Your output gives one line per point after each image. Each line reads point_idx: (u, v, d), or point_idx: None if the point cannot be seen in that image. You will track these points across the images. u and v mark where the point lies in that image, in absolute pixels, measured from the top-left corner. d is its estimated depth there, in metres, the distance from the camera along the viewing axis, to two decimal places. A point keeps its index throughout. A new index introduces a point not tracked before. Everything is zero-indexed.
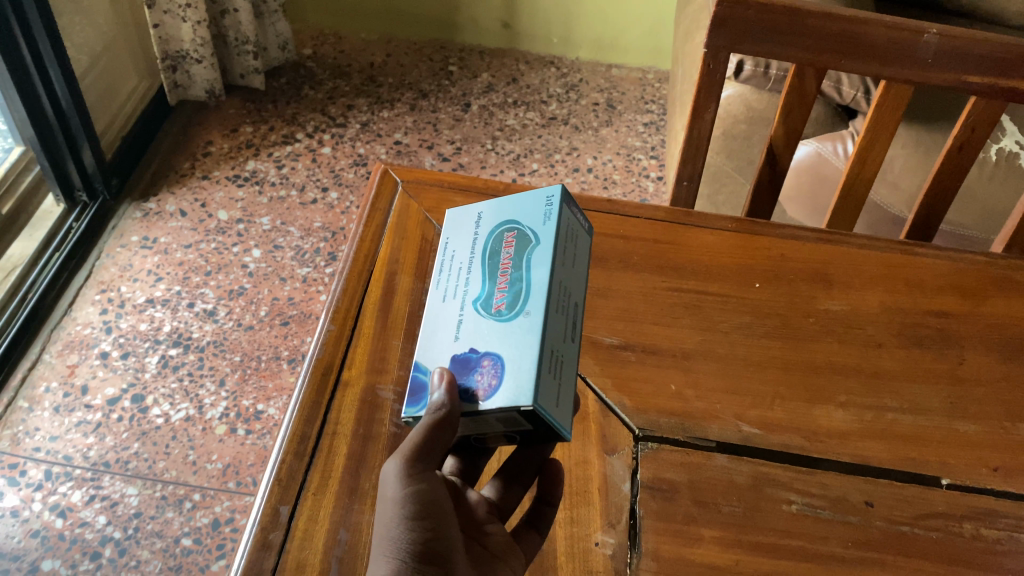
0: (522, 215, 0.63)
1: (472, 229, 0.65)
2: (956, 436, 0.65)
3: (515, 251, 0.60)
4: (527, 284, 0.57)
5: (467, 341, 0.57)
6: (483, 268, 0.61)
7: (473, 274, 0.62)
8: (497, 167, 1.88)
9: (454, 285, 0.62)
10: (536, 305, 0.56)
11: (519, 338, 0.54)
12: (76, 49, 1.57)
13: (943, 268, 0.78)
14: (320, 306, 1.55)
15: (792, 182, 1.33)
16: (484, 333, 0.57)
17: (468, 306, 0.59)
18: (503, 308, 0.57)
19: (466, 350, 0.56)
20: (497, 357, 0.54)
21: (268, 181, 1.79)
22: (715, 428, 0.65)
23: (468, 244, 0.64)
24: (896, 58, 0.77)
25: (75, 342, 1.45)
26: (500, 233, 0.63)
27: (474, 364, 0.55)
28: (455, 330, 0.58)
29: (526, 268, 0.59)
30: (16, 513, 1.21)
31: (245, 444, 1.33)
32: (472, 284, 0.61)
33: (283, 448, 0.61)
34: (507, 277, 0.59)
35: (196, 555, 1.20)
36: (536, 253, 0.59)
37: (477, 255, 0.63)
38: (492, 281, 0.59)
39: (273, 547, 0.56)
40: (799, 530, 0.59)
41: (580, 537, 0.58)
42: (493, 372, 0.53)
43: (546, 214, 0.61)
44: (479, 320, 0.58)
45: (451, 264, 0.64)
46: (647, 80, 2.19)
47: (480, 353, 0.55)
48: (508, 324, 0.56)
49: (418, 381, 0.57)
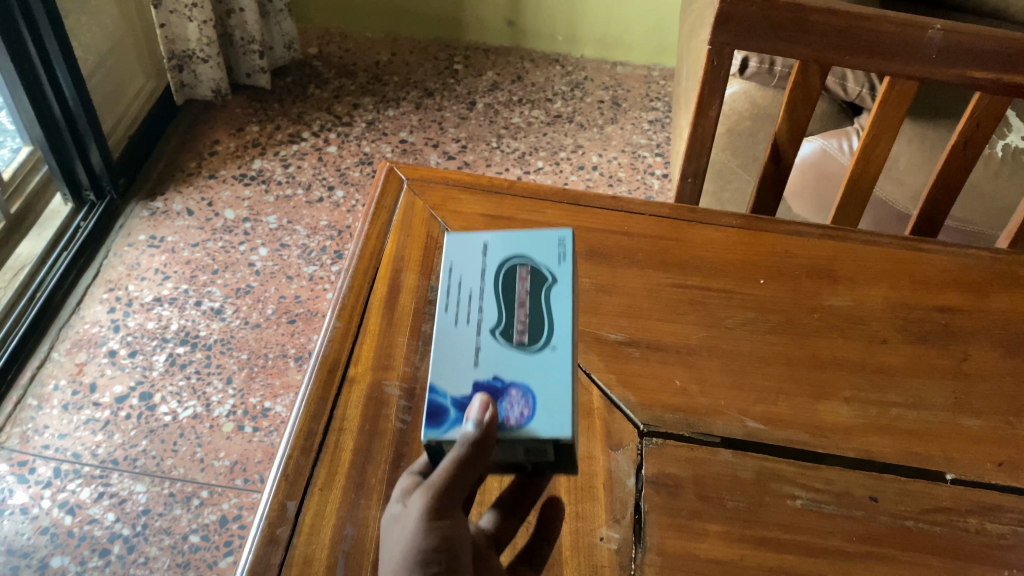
0: (533, 253, 0.65)
1: (477, 258, 0.65)
2: (960, 430, 0.65)
3: (532, 287, 0.62)
4: (551, 320, 0.59)
5: (488, 369, 0.57)
6: (497, 298, 0.62)
7: (486, 301, 0.62)
8: (502, 166, 1.88)
9: (466, 311, 0.61)
10: (562, 342, 0.58)
11: (548, 371, 0.56)
12: (83, 48, 1.58)
13: (948, 264, 0.78)
14: (326, 304, 1.56)
15: (797, 178, 1.32)
16: (509, 362, 0.57)
17: (485, 334, 0.59)
18: (527, 341, 0.58)
19: (490, 377, 0.56)
20: (526, 387, 0.55)
21: (275, 180, 1.80)
22: (720, 424, 0.65)
23: (475, 273, 0.64)
24: (900, 55, 0.77)
25: (84, 340, 1.46)
26: (511, 266, 0.64)
27: (501, 392, 0.55)
28: (472, 356, 0.58)
29: (548, 305, 0.61)
30: (25, 510, 1.22)
31: (253, 442, 1.34)
32: (487, 313, 0.61)
33: (290, 444, 0.62)
34: (528, 312, 0.60)
35: (203, 553, 1.21)
36: (556, 291, 0.62)
37: (488, 284, 0.63)
38: (511, 313, 0.60)
39: (280, 541, 0.57)
40: (803, 524, 0.59)
41: (585, 532, 0.58)
42: (524, 402, 0.54)
43: (560, 257, 0.64)
44: (500, 348, 0.58)
45: (459, 289, 0.63)
46: (652, 77, 2.19)
47: (506, 383, 0.55)
48: (534, 355, 0.57)
49: (438, 401, 0.54)
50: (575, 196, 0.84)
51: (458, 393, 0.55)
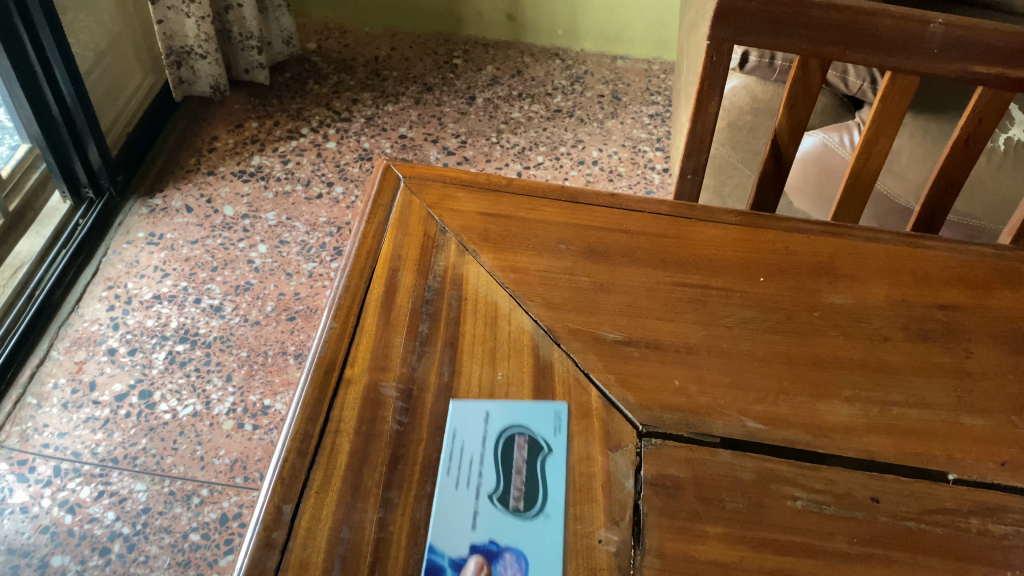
0: (532, 421, 0.64)
1: (479, 419, 0.64)
2: (962, 430, 0.65)
3: (529, 455, 0.62)
4: (546, 488, 0.60)
5: (484, 534, 0.58)
6: (495, 466, 0.62)
7: (486, 467, 0.62)
8: (501, 161, 1.88)
9: (465, 473, 0.61)
10: (556, 510, 0.59)
11: (540, 542, 0.57)
12: (80, 45, 1.57)
13: (950, 260, 0.77)
14: (326, 300, 1.55)
15: (797, 173, 1.31)
16: (505, 529, 0.58)
17: (482, 499, 0.60)
18: (522, 508, 0.59)
19: (485, 541, 0.57)
20: (520, 552, 0.57)
21: (274, 176, 1.79)
22: (720, 424, 0.64)
23: (476, 435, 0.63)
24: (902, 49, 0.76)
25: (83, 339, 1.45)
26: (510, 433, 0.64)
27: (495, 556, 0.56)
28: (470, 518, 0.58)
29: (543, 477, 0.61)
30: (25, 509, 1.22)
31: (253, 439, 1.34)
32: (485, 477, 0.61)
33: (286, 447, 0.61)
34: (524, 481, 0.61)
35: (204, 551, 1.20)
36: (551, 461, 0.62)
37: (488, 450, 0.63)
38: (509, 483, 0.61)
39: (276, 545, 0.56)
40: (803, 525, 0.59)
41: (583, 534, 0.58)
42: (517, 567, 0.56)
43: (557, 426, 0.64)
44: (497, 516, 0.59)
45: (461, 453, 0.62)
46: (652, 71, 2.18)
47: (500, 547, 0.57)
48: (528, 523, 0.58)
49: (435, 559, 0.56)
50: (573, 193, 0.83)
51: (455, 553, 0.56)
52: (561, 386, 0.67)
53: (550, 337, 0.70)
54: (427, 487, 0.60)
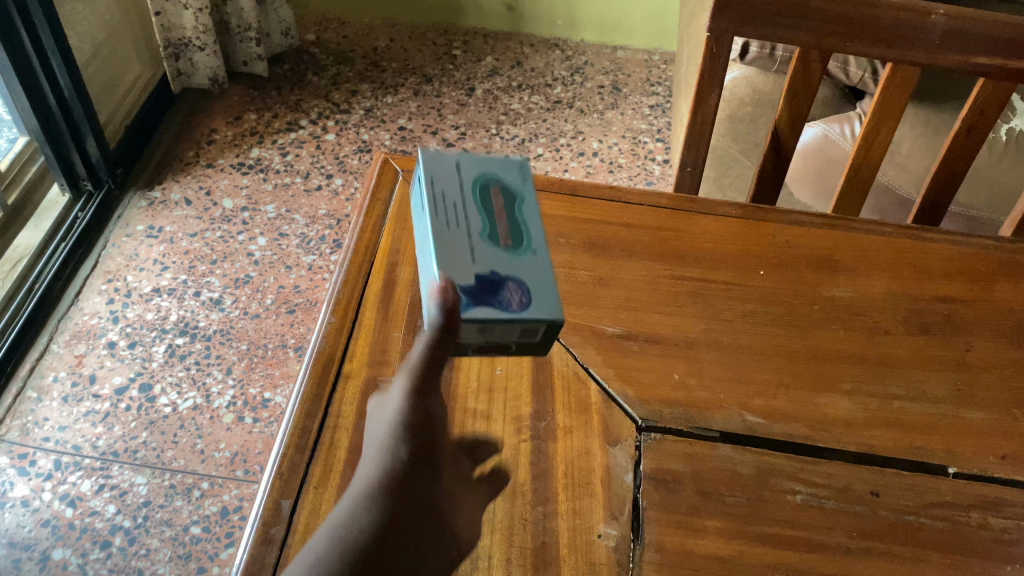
0: (500, 175, 0.62)
1: (450, 173, 0.61)
2: (962, 424, 0.65)
3: (506, 202, 0.60)
4: (528, 228, 0.59)
5: (485, 265, 0.55)
6: (478, 206, 0.59)
7: (470, 211, 0.59)
8: (501, 153, 1.87)
9: (450, 217, 0.58)
10: (541, 245, 0.58)
11: (536, 268, 0.57)
12: (78, 37, 1.56)
13: (950, 252, 0.77)
14: (325, 293, 1.55)
15: (798, 164, 1.31)
16: (504, 259, 0.57)
17: (475, 238, 0.57)
18: (512, 245, 0.58)
19: (489, 272, 0.55)
20: (520, 281, 0.55)
21: (273, 169, 1.79)
22: (720, 418, 0.64)
23: (451, 185, 0.60)
24: (903, 41, 0.76)
25: (82, 332, 1.45)
26: (482, 184, 0.61)
27: (500, 282, 0.54)
28: (469, 253, 0.56)
29: (523, 218, 0.60)
30: (26, 502, 1.22)
31: (253, 432, 1.34)
32: (471, 219, 0.58)
33: (285, 442, 0.61)
34: (506, 219, 0.59)
35: (204, 544, 1.21)
36: (527, 209, 0.60)
37: (467, 197, 0.60)
38: (492, 220, 0.59)
39: (275, 541, 0.56)
40: (803, 520, 0.59)
41: (583, 529, 0.58)
42: (519, 290, 0.55)
43: (524, 176, 0.63)
44: (493, 250, 0.57)
45: (442, 200, 0.59)
46: (652, 62, 2.17)
47: (502, 275, 0.55)
48: (523, 259, 0.57)
49: (448, 292, 0.53)
50: (573, 186, 0.83)
51: (468, 282, 0.54)
52: (560, 379, 0.66)
53: None
54: None
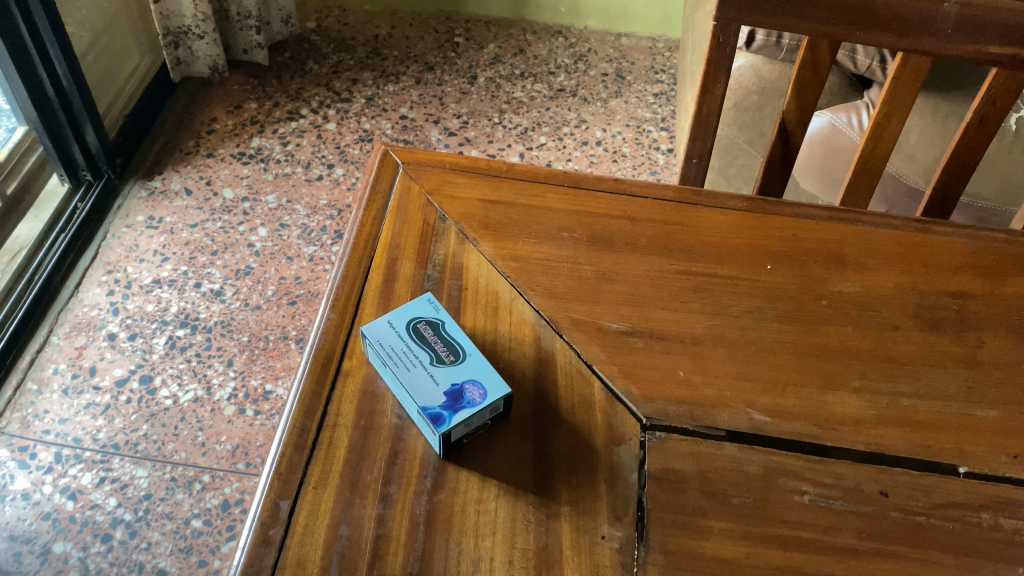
0: (420, 311, 0.66)
1: (387, 328, 0.64)
2: (973, 422, 0.63)
3: (435, 331, 0.64)
4: (460, 338, 0.64)
5: (445, 383, 0.60)
6: (416, 343, 0.63)
7: (411, 349, 0.63)
8: (504, 142, 1.85)
9: (399, 364, 0.62)
10: (470, 347, 0.63)
11: (478, 367, 0.62)
12: (77, 25, 1.54)
13: (961, 246, 0.76)
14: (327, 284, 1.54)
15: (805, 154, 1.29)
16: (450, 375, 0.61)
17: (424, 368, 0.61)
18: (451, 358, 0.62)
19: (449, 389, 0.60)
20: (471, 379, 0.61)
21: (273, 158, 1.77)
22: (726, 417, 0.63)
23: (389, 337, 0.64)
24: (914, 30, 0.74)
25: (82, 324, 1.44)
26: (414, 324, 0.65)
27: (461, 392, 0.60)
28: (429, 381, 0.60)
29: (452, 335, 0.64)
30: (27, 496, 1.22)
31: (254, 425, 1.33)
32: (415, 354, 0.62)
33: (283, 441, 0.60)
34: (440, 342, 0.63)
35: (206, 537, 1.20)
36: (451, 327, 0.65)
37: (405, 337, 0.64)
38: (430, 348, 0.63)
39: (273, 543, 0.55)
40: (811, 521, 0.58)
41: (587, 530, 0.56)
42: (475, 388, 0.60)
43: (435, 305, 0.67)
44: (442, 373, 0.61)
45: (386, 352, 0.63)
46: (656, 49, 2.15)
47: (458, 385, 0.60)
48: (464, 364, 0.62)
49: (433, 412, 0.58)
50: (576, 178, 0.81)
51: (439, 403, 0.59)
52: (563, 377, 0.65)
53: (552, 327, 0.69)
54: (427, 482, 0.58)
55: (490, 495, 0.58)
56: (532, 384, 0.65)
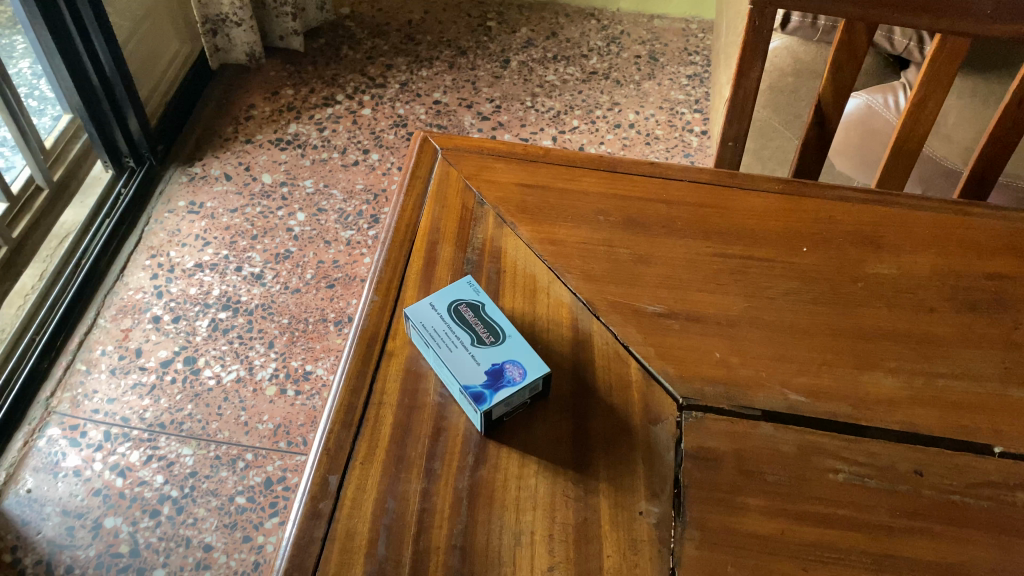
0: (460, 295, 0.67)
1: (430, 311, 0.66)
2: (1011, 403, 0.64)
3: (476, 312, 0.66)
4: (499, 319, 0.65)
5: (486, 362, 0.62)
6: (457, 324, 0.65)
7: (453, 329, 0.65)
8: (537, 126, 1.86)
9: (443, 343, 0.64)
10: (509, 327, 0.65)
11: (516, 347, 0.63)
12: (117, 15, 1.58)
13: (998, 227, 0.76)
14: (364, 268, 1.57)
15: (841, 135, 1.29)
16: (492, 354, 0.63)
17: (465, 348, 0.63)
18: (491, 339, 0.64)
19: (491, 368, 0.62)
20: (511, 360, 0.62)
21: (310, 144, 1.80)
22: (761, 397, 0.64)
23: (432, 318, 0.66)
24: (950, 13, 0.75)
25: (128, 307, 1.48)
26: (454, 307, 0.66)
27: (501, 371, 0.62)
28: (471, 362, 0.62)
29: (491, 316, 0.66)
30: (78, 472, 1.26)
31: (295, 405, 1.37)
32: (456, 334, 0.64)
33: (331, 418, 0.62)
34: (481, 322, 0.65)
35: (249, 513, 1.24)
36: (490, 309, 0.66)
37: (447, 318, 0.66)
38: (471, 329, 0.65)
39: (323, 515, 0.57)
40: (846, 498, 0.59)
41: (626, 506, 0.58)
42: (515, 368, 0.62)
43: (475, 288, 0.68)
44: (482, 353, 0.63)
45: (430, 333, 0.65)
46: (690, 31, 2.14)
47: (498, 364, 0.62)
48: (503, 344, 0.63)
49: (475, 390, 0.60)
50: (612, 162, 0.82)
51: (481, 382, 0.61)
52: (601, 358, 0.67)
53: (589, 309, 0.70)
54: (469, 459, 0.60)
55: (529, 471, 0.60)
56: (571, 365, 0.66)
